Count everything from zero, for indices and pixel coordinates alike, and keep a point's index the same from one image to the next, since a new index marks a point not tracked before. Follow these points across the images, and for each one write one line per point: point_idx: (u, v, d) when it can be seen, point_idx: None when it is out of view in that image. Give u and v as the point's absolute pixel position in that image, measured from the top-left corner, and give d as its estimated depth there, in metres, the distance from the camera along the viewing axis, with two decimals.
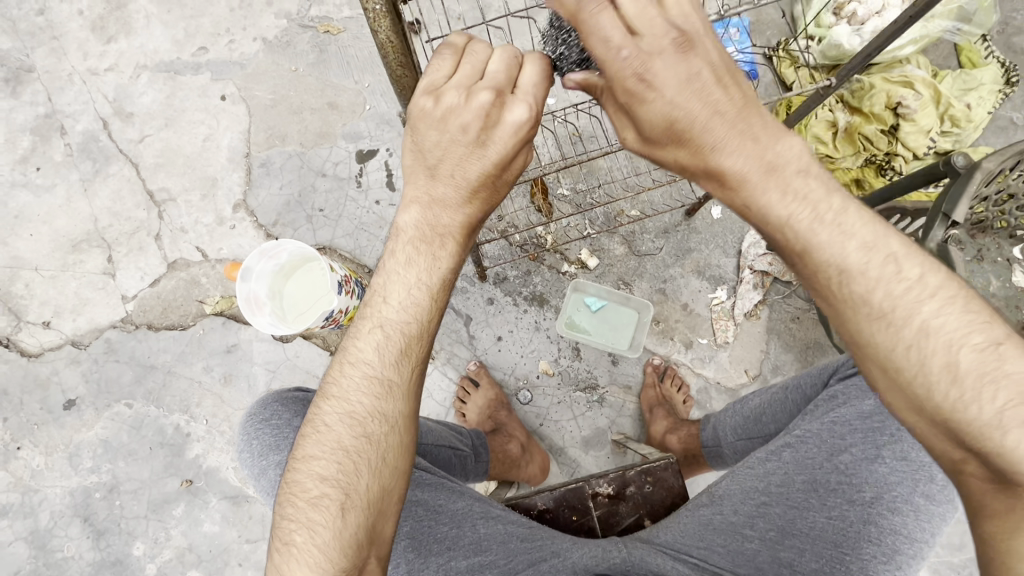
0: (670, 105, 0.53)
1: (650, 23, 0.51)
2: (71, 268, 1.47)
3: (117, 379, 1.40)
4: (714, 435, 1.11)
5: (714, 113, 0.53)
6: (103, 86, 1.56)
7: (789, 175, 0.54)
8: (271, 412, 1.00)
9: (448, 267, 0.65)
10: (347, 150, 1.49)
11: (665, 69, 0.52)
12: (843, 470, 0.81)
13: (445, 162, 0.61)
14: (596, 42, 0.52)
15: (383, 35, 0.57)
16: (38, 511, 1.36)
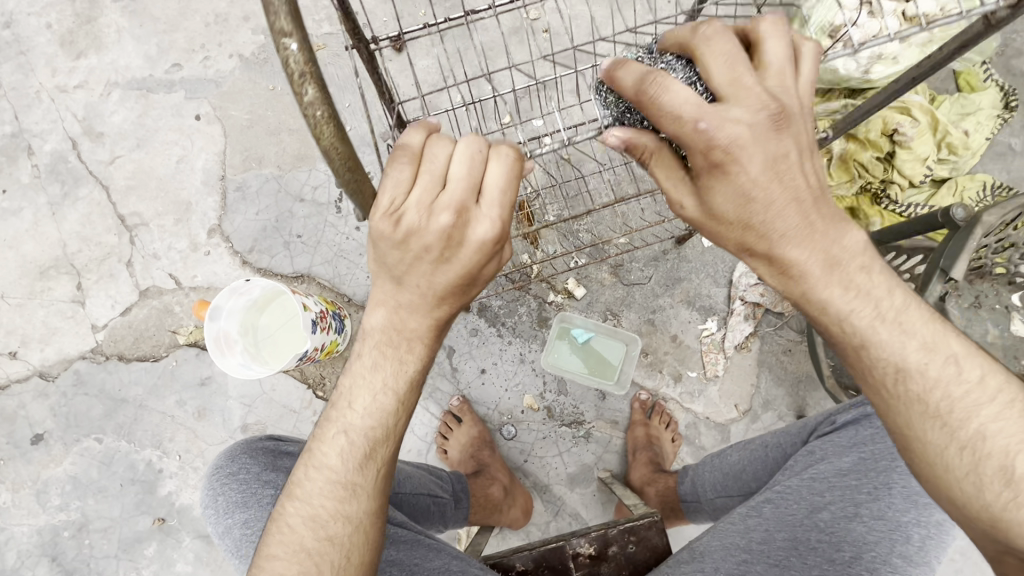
0: (751, 183, 0.54)
1: (745, 101, 0.53)
2: (39, 296, 1.41)
3: (86, 413, 1.35)
4: (692, 490, 1.10)
5: (781, 199, 0.55)
6: (72, 104, 1.50)
7: (852, 270, 0.58)
8: (239, 467, 0.95)
9: (415, 368, 0.62)
10: (326, 174, 1.44)
11: (752, 144, 0.53)
12: (822, 528, 0.80)
13: (410, 274, 0.57)
14: (667, 113, 0.53)
15: (330, 138, 0.45)
16: (4, 550, 1.31)
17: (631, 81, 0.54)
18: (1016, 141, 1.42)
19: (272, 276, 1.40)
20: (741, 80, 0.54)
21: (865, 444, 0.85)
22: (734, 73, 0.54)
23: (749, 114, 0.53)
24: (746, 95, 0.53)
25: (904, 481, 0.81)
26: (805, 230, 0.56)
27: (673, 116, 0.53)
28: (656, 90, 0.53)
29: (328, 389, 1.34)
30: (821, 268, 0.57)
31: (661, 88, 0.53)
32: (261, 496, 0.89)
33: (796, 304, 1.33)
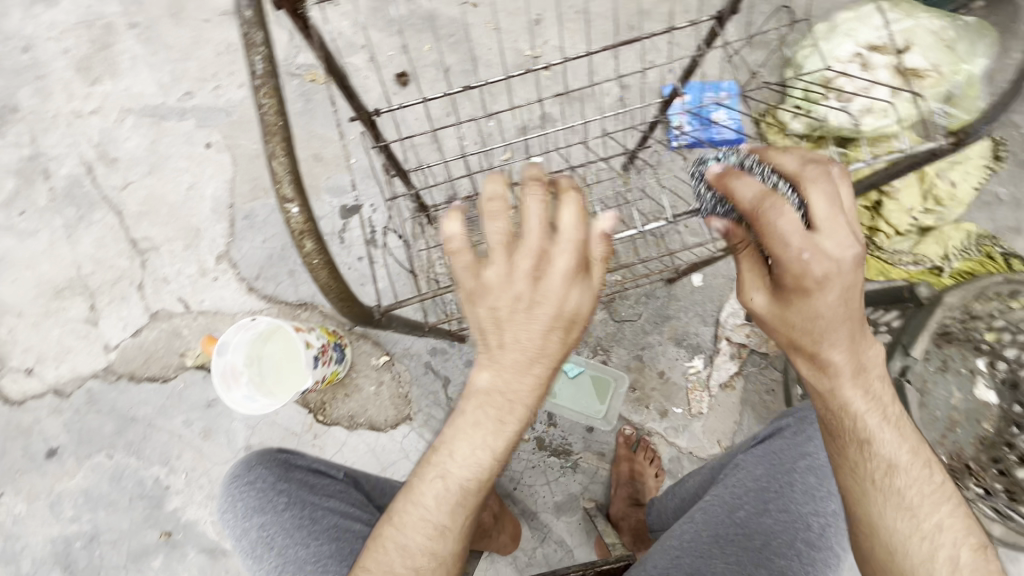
0: (828, 305, 0.59)
1: (837, 233, 0.59)
2: (54, 315, 1.48)
3: (98, 429, 1.42)
4: (659, 521, 1.09)
5: (842, 319, 0.60)
6: (88, 129, 1.55)
7: (873, 379, 0.64)
8: (257, 476, 0.93)
9: (514, 429, 0.63)
10: (331, 205, 1.49)
11: (844, 275, 0.58)
12: (739, 524, 0.83)
13: (511, 326, 0.61)
14: (780, 238, 0.58)
15: (323, 280, 0.51)
16: (19, 558, 1.38)
17: (749, 198, 0.60)
18: (1003, 190, 1.45)
19: (277, 303, 1.45)
20: (835, 211, 0.60)
21: (775, 452, 0.89)
22: (833, 209, 0.60)
23: (838, 251, 0.59)
24: (839, 227, 0.59)
25: (803, 479, 0.86)
26: (849, 341, 0.62)
27: (786, 238, 0.58)
28: (772, 210, 0.58)
29: (328, 413, 1.40)
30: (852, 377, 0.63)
31: (780, 208, 0.58)
32: (276, 504, 0.89)
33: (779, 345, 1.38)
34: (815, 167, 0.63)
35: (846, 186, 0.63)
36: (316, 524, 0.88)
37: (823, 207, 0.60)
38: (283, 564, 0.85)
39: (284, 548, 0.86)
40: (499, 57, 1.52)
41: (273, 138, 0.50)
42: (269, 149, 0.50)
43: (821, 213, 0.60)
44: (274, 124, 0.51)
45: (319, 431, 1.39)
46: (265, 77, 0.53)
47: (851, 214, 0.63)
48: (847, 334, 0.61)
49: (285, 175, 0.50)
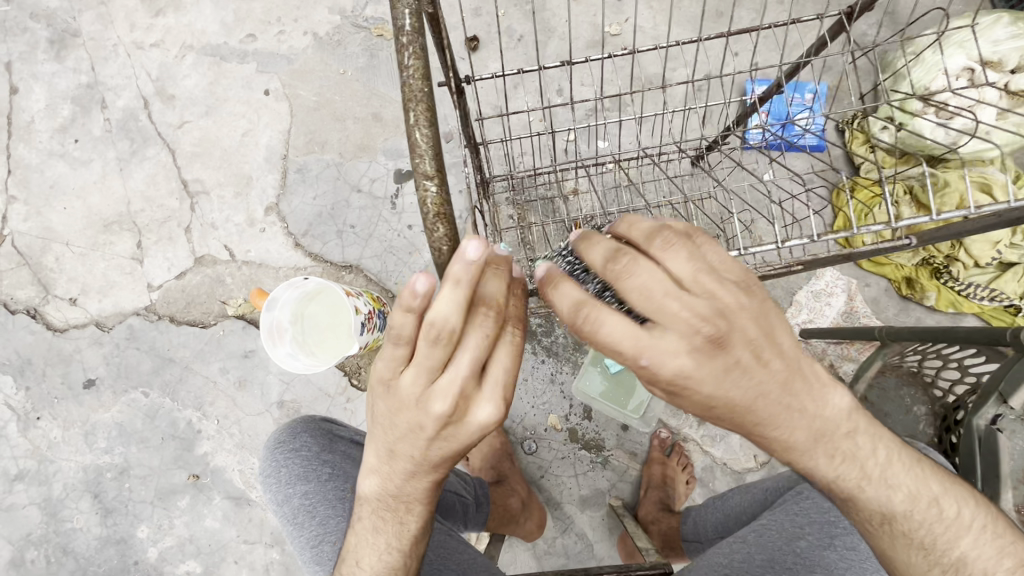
0: (710, 399, 0.49)
1: (672, 319, 0.46)
2: (101, 248, 1.47)
3: (136, 366, 1.43)
4: (695, 531, 1.14)
5: (749, 403, 0.49)
6: (147, 62, 1.52)
7: (835, 439, 0.54)
8: (301, 443, 0.92)
9: (415, 526, 0.63)
10: (386, 168, 1.45)
11: (699, 370, 0.47)
12: (798, 553, 0.84)
13: (402, 445, 0.54)
14: (611, 349, 0.46)
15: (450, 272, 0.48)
16: (52, 481, 1.41)
17: (565, 311, 0.47)
18: None
19: (322, 262, 1.43)
20: (655, 296, 0.46)
21: None
22: (645, 292, 0.46)
23: (684, 343, 0.46)
24: (672, 314, 0.46)
25: None
26: (783, 413, 0.51)
27: (617, 350, 0.46)
28: (588, 322, 0.46)
29: (363, 378, 1.39)
30: (804, 441, 0.53)
31: (598, 314, 0.46)
32: (321, 473, 0.88)
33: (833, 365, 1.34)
34: (622, 253, 0.47)
35: (672, 253, 0.47)
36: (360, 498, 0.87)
37: (665, 300, 0.46)
38: (321, 535, 0.83)
39: (326, 519, 0.84)
40: (575, 31, 1.43)
41: (417, 104, 0.43)
42: (411, 117, 0.43)
43: (665, 306, 0.46)
44: (416, 88, 0.43)
45: (353, 396, 1.38)
46: (411, 32, 0.44)
47: (698, 286, 0.47)
48: (768, 412, 0.50)
49: (428, 146, 0.42)
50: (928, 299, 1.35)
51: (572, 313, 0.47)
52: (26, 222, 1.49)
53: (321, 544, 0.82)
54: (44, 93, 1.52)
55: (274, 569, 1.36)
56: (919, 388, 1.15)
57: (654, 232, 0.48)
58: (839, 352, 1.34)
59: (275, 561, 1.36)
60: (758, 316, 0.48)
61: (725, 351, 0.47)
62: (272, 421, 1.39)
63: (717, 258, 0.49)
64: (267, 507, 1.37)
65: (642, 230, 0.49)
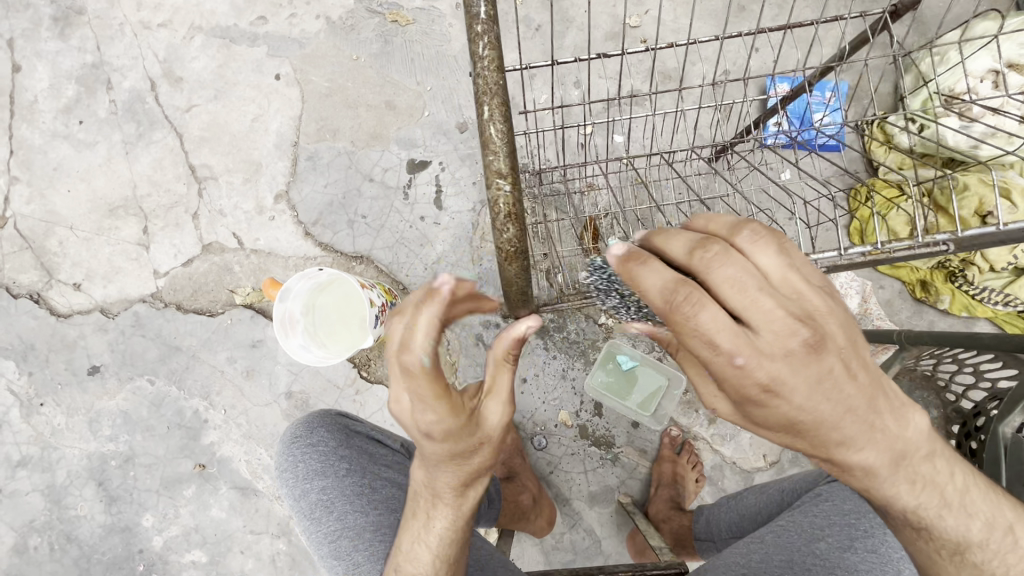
0: (799, 410, 0.46)
1: (769, 318, 0.44)
2: (106, 233, 1.44)
3: (141, 354, 1.41)
4: (706, 529, 1.15)
5: (835, 413, 0.47)
6: (154, 43, 1.48)
7: (898, 452, 0.51)
8: (318, 438, 0.90)
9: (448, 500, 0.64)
10: (398, 157, 1.43)
11: (795, 378, 0.44)
12: (818, 554, 0.83)
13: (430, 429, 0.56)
14: (704, 342, 0.44)
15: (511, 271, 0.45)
16: (55, 468, 1.40)
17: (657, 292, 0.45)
18: None
19: (332, 252, 1.41)
20: (750, 291, 0.44)
21: None
22: (739, 286, 0.44)
23: (780, 344, 0.44)
24: (768, 313, 0.44)
25: None
26: (845, 416, 0.47)
27: (707, 344, 0.44)
28: (688, 304, 0.44)
29: (373, 370, 1.38)
30: (859, 454, 0.50)
31: (695, 303, 0.44)
32: (338, 469, 0.87)
33: None
34: (710, 242, 0.45)
35: (763, 249, 0.46)
36: (378, 494, 0.86)
37: (762, 298, 0.44)
38: (339, 530, 0.82)
39: (344, 515, 0.83)
40: (594, 21, 1.40)
41: (492, 98, 0.42)
42: (485, 110, 0.42)
43: (761, 305, 0.44)
44: (492, 82, 0.43)
45: (362, 388, 1.37)
46: (487, 20, 0.43)
47: (785, 286, 0.46)
48: (844, 418, 0.47)
49: (502, 143, 0.42)
50: (942, 302, 1.35)
51: (664, 300, 0.45)
52: (29, 204, 1.46)
53: (339, 539, 0.81)
54: (47, 72, 1.48)
55: (281, 560, 1.36)
56: (931, 391, 1.12)
57: (739, 225, 0.47)
58: None
59: (281, 552, 1.36)
60: (845, 322, 0.47)
61: (818, 352, 0.44)
62: (280, 411, 1.38)
63: (798, 257, 0.48)
64: (274, 498, 1.36)
65: (726, 223, 0.47)
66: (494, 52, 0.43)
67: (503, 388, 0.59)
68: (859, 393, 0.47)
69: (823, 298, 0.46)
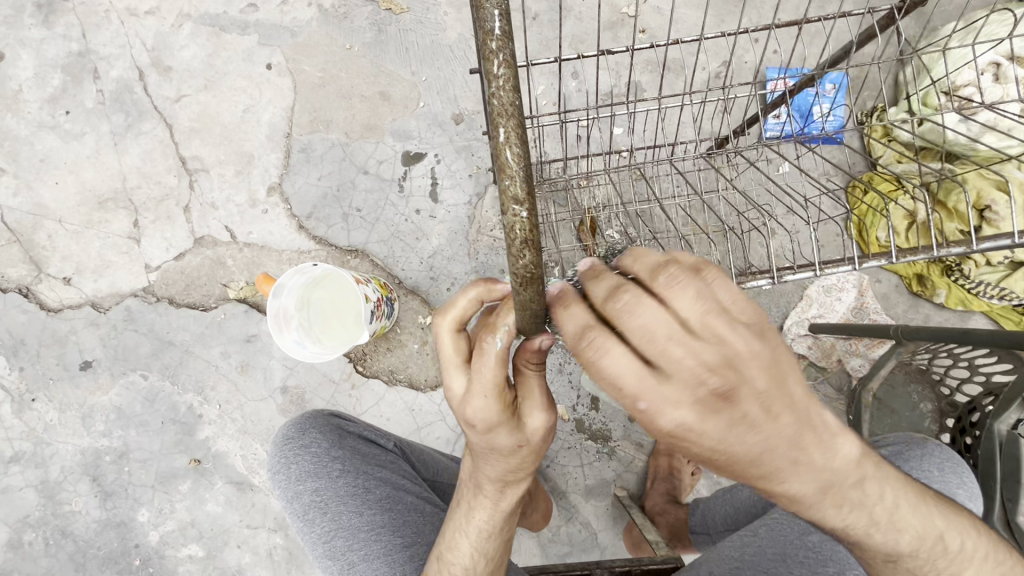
0: (712, 452, 0.45)
1: (679, 367, 0.42)
2: (96, 226, 1.42)
3: (134, 349, 1.39)
4: (703, 522, 1.16)
5: (753, 453, 0.45)
6: (142, 31, 1.44)
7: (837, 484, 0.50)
8: (310, 439, 0.90)
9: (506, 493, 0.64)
10: (393, 149, 1.40)
11: (702, 426, 0.43)
12: (811, 547, 0.82)
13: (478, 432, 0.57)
14: (610, 386, 0.43)
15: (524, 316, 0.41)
16: (49, 464, 1.39)
17: (569, 332, 0.43)
18: None
19: (327, 246, 1.39)
20: (657, 340, 0.42)
21: None
22: (647, 335, 0.42)
23: (682, 388, 0.42)
24: (676, 359, 0.42)
25: None
26: (768, 460, 0.46)
27: (614, 387, 0.43)
28: (590, 348, 0.43)
29: (369, 364, 1.37)
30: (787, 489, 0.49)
31: (595, 349, 0.42)
32: (331, 470, 0.86)
33: (840, 360, 1.35)
34: (624, 288, 0.43)
35: (678, 293, 0.43)
36: (372, 495, 0.85)
37: (669, 343, 0.42)
38: (333, 532, 0.82)
39: (338, 516, 0.83)
40: (593, 10, 1.38)
41: (509, 120, 0.34)
42: (499, 133, 0.34)
43: (660, 347, 0.42)
44: (507, 102, 0.35)
45: (358, 382, 1.36)
46: (502, 34, 0.36)
47: (704, 328, 0.43)
48: (764, 460, 0.46)
49: (519, 167, 0.34)
50: (937, 297, 1.35)
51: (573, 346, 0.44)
52: (16, 197, 1.43)
53: (333, 541, 0.81)
54: (32, 61, 1.44)
55: (278, 554, 1.36)
56: (926, 385, 1.13)
57: (658, 268, 0.45)
58: (847, 347, 1.34)
59: (278, 546, 1.36)
60: (769, 364, 0.44)
61: (725, 394, 0.43)
62: (275, 406, 1.37)
63: (725, 295, 0.45)
64: (270, 492, 1.36)
65: (644, 265, 0.45)
66: (506, 42, 0.36)
67: (537, 393, 0.57)
68: (770, 433, 0.45)
69: (736, 331, 0.43)
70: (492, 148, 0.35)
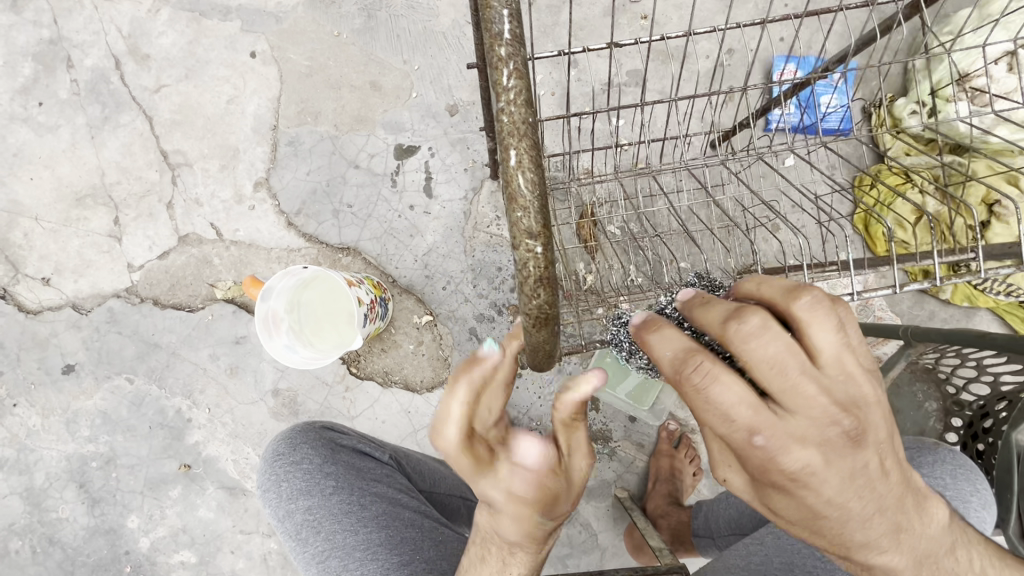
0: (825, 503, 0.46)
1: (808, 404, 0.43)
2: (74, 224, 1.36)
3: (118, 352, 1.34)
4: (705, 526, 1.14)
5: (863, 506, 0.47)
6: (117, 17, 1.37)
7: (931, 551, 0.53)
8: (302, 455, 0.87)
9: (516, 562, 0.59)
10: (385, 142, 1.35)
11: (825, 470, 0.44)
12: (819, 556, 0.80)
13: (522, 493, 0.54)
14: (728, 422, 0.43)
15: (535, 349, 0.38)
16: (33, 470, 1.34)
17: (668, 359, 0.45)
18: None
19: (317, 244, 1.34)
20: (790, 374, 0.42)
21: None
22: (779, 365, 0.42)
23: (818, 431, 0.43)
24: (809, 398, 0.43)
25: None
26: (875, 514, 0.48)
27: (730, 422, 0.43)
28: (701, 377, 0.43)
29: (363, 366, 1.33)
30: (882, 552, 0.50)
31: (706, 377, 0.43)
32: (324, 487, 0.83)
33: None
34: (750, 312, 0.43)
35: (819, 325, 0.43)
36: (368, 511, 0.82)
37: (808, 381, 0.43)
38: (328, 551, 0.80)
39: (332, 534, 0.81)
40: None
41: (520, 140, 0.34)
42: (510, 154, 0.35)
43: (796, 384, 0.43)
44: (519, 122, 0.35)
45: (351, 385, 1.32)
46: (512, 41, 0.37)
47: (835, 366, 0.44)
48: (869, 514, 0.47)
49: (532, 195, 0.35)
50: (943, 294, 1.33)
51: (680, 371, 0.44)
52: None
53: (329, 561, 0.79)
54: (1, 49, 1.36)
55: (273, 559, 1.33)
56: (932, 384, 1.09)
57: (799, 291, 0.45)
58: None
59: (272, 551, 1.33)
60: (886, 416, 0.47)
61: (857, 441, 0.45)
62: (267, 410, 1.33)
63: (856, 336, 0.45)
64: None
65: (781, 287, 0.46)
66: (520, 65, 0.37)
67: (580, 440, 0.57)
68: (882, 485, 0.47)
69: (867, 378, 0.45)
70: (503, 171, 0.35)
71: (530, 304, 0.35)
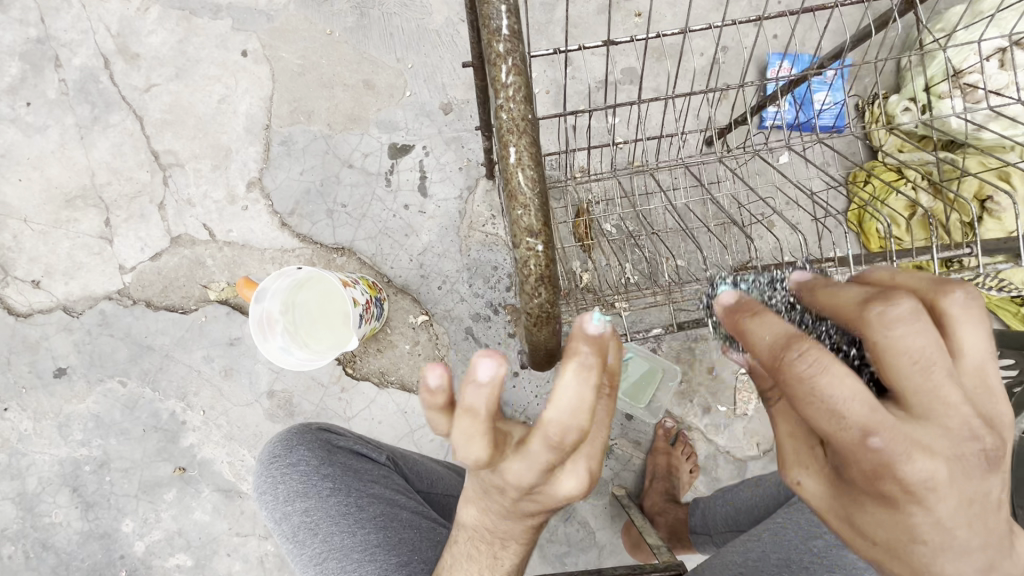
0: (932, 526, 0.39)
1: (952, 409, 0.38)
2: (64, 226, 1.34)
3: (111, 354, 1.33)
4: (703, 523, 1.15)
5: (964, 540, 0.40)
6: (106, 15, 1.35)
7: None
8: (298, 457, 0.86)
9: (509, 559, 0.58)
10: (379, 141, 1.34)
11: (947, 484, 0.38)
12: (816, 553, 0.81)
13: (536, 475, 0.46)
14: (851, 419, 0.37)
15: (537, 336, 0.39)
16: (25, 475, 1.33)
17: (768, 344, 0.39)
18: None
19: (311, 244, 1.33)
20: (935, 371, 0.38)
21: None
22: (925, 362, 0.38)
23: (951, 438, 0.38)
24: (949, 401, 0.38)
25: None
26: (978, 553, 0.40)
27: (852, 418, 0.37)
28: (812, 365, 0.37)
29: (359, 366, 1.32)
30: None
31: (817, 365, 0.37)
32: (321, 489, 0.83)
33: None
34: (900, 300, 0.39)
35: (974, 324, 0.40)
36: (364, 512, 0.82)
37: (953, 386, 0.39)
38: (325, 553, 0.79)
39: (329, 536, 0.80)
40: None
41: (520, 137, 0.36)
42: (511, 152, 0.37)
43: (947, 386, 0.38)
44: (519, 119, 0.37)
45: (347, 385, 1.31)
46: (509, 37, 0.39)
47: (976, 372, 0.41)
48: (972, 553, 0.40)
49: (531, 192, 0.37)
50: None
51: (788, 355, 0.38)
52: None
53: (326, 563, 0.78)
54: None
55: (270, 561, 1.33)
56: None
57: (946, 288, 0.42)
58: None
59: (270, 553, 1.32)
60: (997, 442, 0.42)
61: (987, 458, 0.39)
62: (262, 411, 1.32)
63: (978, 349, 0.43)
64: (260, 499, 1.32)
65: (927, 281, 0.42)
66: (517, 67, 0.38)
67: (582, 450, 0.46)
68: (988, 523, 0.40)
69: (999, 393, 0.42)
70: (503, 168, 0.37)
71: (532, 291, 0.37)
